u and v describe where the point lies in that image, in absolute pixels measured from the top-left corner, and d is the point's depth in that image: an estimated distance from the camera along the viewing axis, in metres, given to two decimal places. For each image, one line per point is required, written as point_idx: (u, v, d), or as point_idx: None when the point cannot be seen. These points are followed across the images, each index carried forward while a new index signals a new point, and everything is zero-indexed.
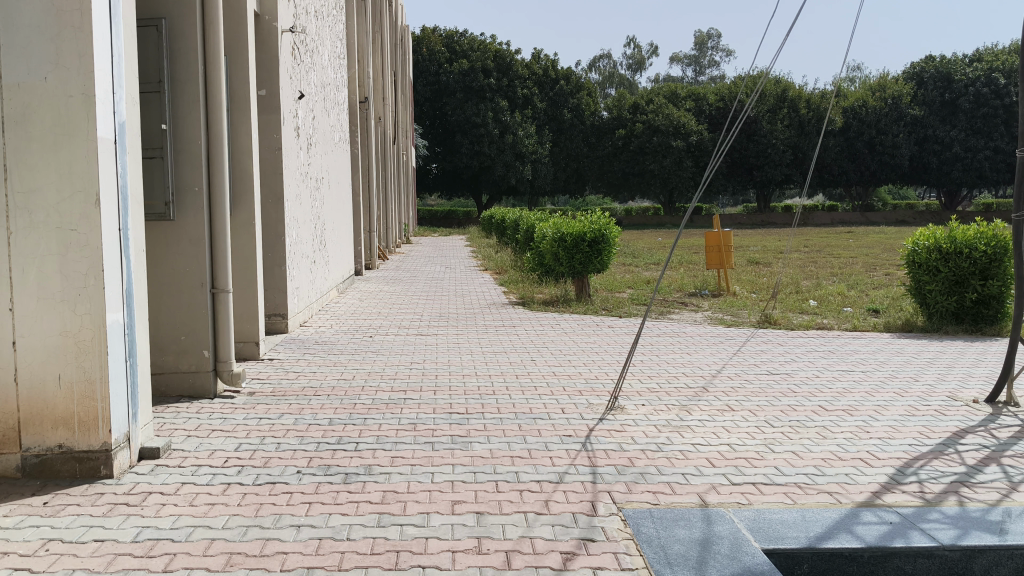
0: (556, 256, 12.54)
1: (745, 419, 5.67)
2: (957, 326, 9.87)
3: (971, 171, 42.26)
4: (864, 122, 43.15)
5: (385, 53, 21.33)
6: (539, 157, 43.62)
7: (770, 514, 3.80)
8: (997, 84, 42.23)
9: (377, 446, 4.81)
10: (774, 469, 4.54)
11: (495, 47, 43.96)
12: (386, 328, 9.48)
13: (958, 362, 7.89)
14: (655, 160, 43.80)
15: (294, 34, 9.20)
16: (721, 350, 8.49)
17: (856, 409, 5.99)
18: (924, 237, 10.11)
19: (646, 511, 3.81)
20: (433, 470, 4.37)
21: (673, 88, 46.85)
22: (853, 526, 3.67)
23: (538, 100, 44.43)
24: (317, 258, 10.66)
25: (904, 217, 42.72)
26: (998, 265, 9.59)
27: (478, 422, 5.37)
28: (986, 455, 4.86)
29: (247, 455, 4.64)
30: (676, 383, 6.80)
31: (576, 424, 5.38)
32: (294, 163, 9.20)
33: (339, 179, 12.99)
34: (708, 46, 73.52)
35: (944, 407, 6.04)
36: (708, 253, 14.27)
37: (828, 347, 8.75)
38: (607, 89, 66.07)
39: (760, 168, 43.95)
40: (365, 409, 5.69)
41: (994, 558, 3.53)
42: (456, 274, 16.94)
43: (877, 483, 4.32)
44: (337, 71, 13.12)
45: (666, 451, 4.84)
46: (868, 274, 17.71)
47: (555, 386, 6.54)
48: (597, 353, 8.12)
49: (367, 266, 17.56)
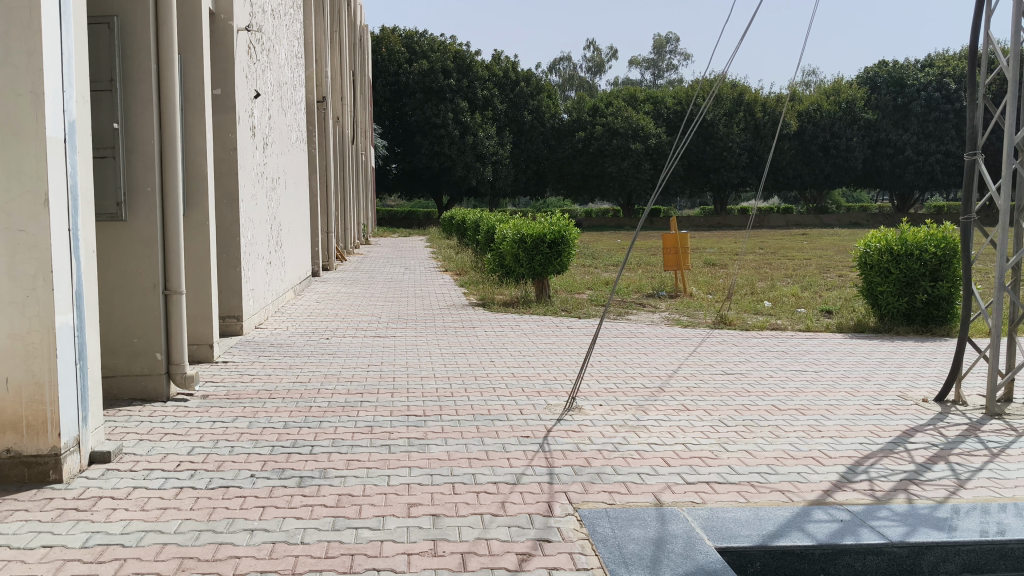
0: (514, 257, 12.51)
1: (700, 418, 5.71)
2: (908, 326, 10.08)
3: (923, 174, 43.05)
4: (819, 126, 43.82)
5: (343, 53, 21.20)
6: (499, 158, 43.58)
7: (724, 513, 3.83)
8: (948, 89, 43.11)
9: (333, 449, 4.77)
10: (728, 468, 4.58)
11: (454, 47, 43.79)
12: (343, 330, 9.41)
13: (907, 362, 8.03)
14: (614, 162, 44.19)
15: (250, 33, 9.08)
16: (677, 350, 8.57)
17: (809, 409, 6.05)
18: (876, 239, 10.28)
19: (601, 511, 3.82)
20: (390, 473, 4.35)
21: (632, 91, 47.40)
22: (804, 524, 3.71)
23: (498, 102, 44.38)
24: (273, 259, 10.57)
25: (857, 219, 43.54)
26: (947, 266, 9.79)
27: (434, 424, 5.36)
28: (935, 453, 4.95)
29: (200, 459, 4.58)
30: (633, 383, 6.84)
31: (534, 425, 5.40)
32: (250, 163, 9.10)
33: (295, 179, 12.88)
34: (666, 49, 73.98)
35: (895, 407, 6.13)
36: (664, 255, 14.33)
37: (782, 347, 8.87)
38: (568, 91, 66.40)
39: (716, 171, 44.32)
40: (321, 412, 5.64)
41: (941, 554, 3.61)
42: (416, 275, 17.00)
43: (828, 481, 4.37)
44: (294, 70, 13.00)
45: (622, 451, 4.87)
46: (821, 276, 18.03)
47: (512, 387, 6.53)
48: (555, 353, 8.15)
49: (325, 267, 17.44)
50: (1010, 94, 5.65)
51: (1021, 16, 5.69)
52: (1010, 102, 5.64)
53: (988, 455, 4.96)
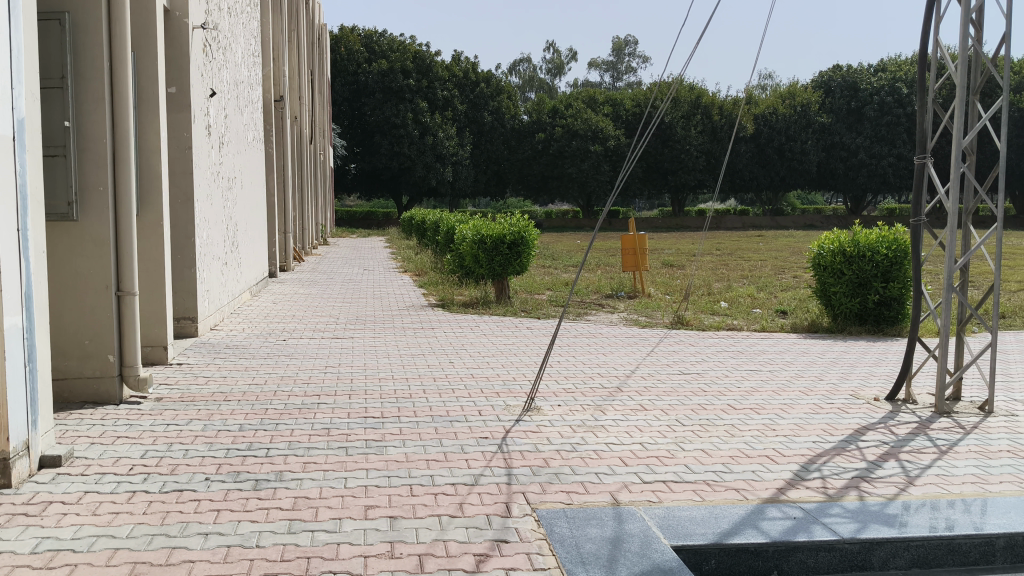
0: (474, 257, 12.50)
1: (656, 418, 5.76)
2: (860, 326, 10.25)
3: (875, 176, 43.80)
4: (774, 129, 44.36)
5: (300, 50, 21.01)
6: (460, 159, 43.49)
7: (680, 511, 3.87)
8: (900, 93, 43.90)
9: (289, 451, 4.74)
10: (684, 467, 4.62)
11: (414, 47, 43.61)
12: (301, 331, 9.34)
13: (858, 362, 8.18)
14: (574, 163, 44.39)
15: (206, 30, 8.96)
16: (635, 350, 8.64)
17: (764, 408, 6.13)
18: (829, 241, 10.46)
19: (559, 511, 3.83)
20: (346, 475, 4.32)
21: (592, 92, 47.65)
22: (759, 522, 3.77)
23: (458, 102, 44.29)
24: (229, 260, 10.45)
25: (812, 221, 44.19)
26: (898, 268, 10.00)
27: (392, 425, 5.35)
28: (885, 451, 5.05)
29: (153, 462, 4.51)
30: (591, 383, 6.89)
31: (492, 426, 5.40)
32: (205, 162, 8.99)
33: (252, 179, 12.74)
34: (625, 51, 74.35)
35: (847, 406, 6.24)
36: (623, 256, 14.41)
37: (737, 347, 8.98)
38: (528, 93, 66.62)
39: (674, 173, 44.68)
40: (277, 414, 5.59)
41: (891, 550, 3.68)
42: (375, 276, 16.91)
43: (781, 479, 4.44)
44: (251, 69, 12.86)
45: (580, 451, 4.89)
46: (776, 276, 18.20)
47: (470, 388, 6.52)
48: (513, 354, 8.18)
49: (282, 268, 17.27)
50: (957, 99, 5.76)
51: (968, 22, 5.82)
52: (958, 107, 5.74)
53: (937, 452, 5.07)
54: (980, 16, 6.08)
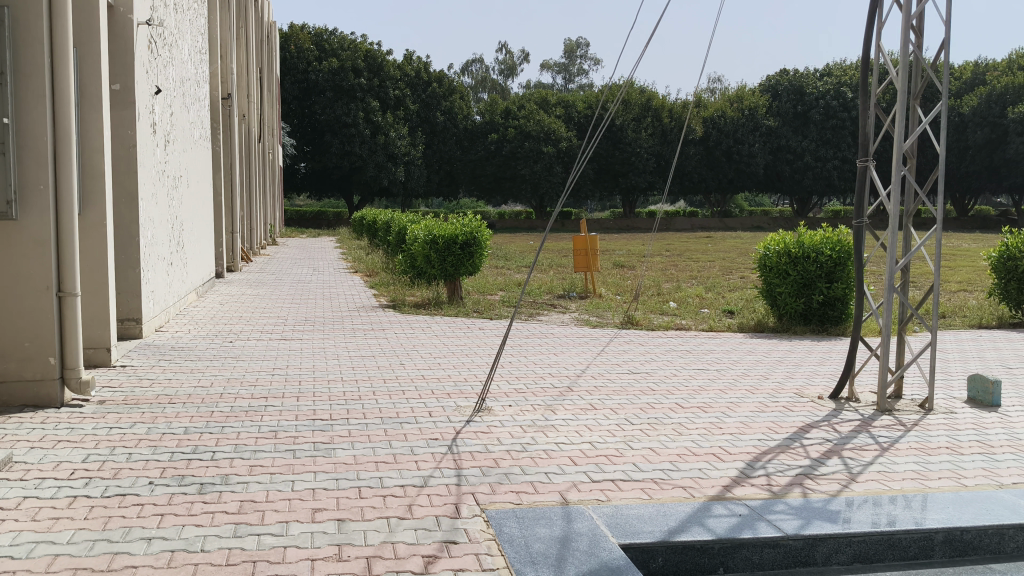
0: (426, 257, 12.44)
1: (606, 417, 5.80)
2: (805, 326, 10.42)
3: (820, 179, 44.66)
4: (722, 132, 44.90)
5: (248, 48, 20.71)
6: (412, 158, 43.25)
7: (628, 509, 3.90)
8: (845, 98, 44.80)
9: (235, 455, 4.67)
10: (631, 466, 4.65)
11: (365, 46, 43.28)
12: (249, 333, 9.22)
13: (802, 360, 8.32)
14: (527, 164, 44.58)
15: (151, 27, 8.80)
16: (586, 350, 8.68)
17: (711, 407, 6.21)
18: (774, 242, 10.62)
19: (508, 511, 3.84)
20: (293, 478, 4.27)
21: (543, 94, 47.77)
22: (705, 519, 3.81)
23: (410, 102, 44.07)
24: (174, 260, 10.25)
25: (759, 223, 44.87)
26: (842, 269, 10.21)
27: (341, 427, 5.30)
28: (828, 448, 5.14)
29: (95, 466, 4.42)
30: (542, 383, 6.91)
31: (442, 427, 5.38)
32: (150, 161, 8.83)
33: (198, 177, 12.53)
34: (577, 54, 74.68)
35: (792, 404, 6.35)
36: (574, 257, 14.49)
37: (685, 347, 9.06)
38: (480, 94, 66.57)
39: (625, 175, 45.00)
40: (223, 417, 5.51)
41: (834, 545, 3.75)
42: (325, 277, 16.72)
43: (728, 477, 4.50)
44: (197, 66, 12.65)
45: (530, 451, 4.90)
46: (724, 277, 18.43)
47: (420, 389, 6.51)
48: (464, 355, 8.15)
49: (229, 268, 17.02)
50: (899, 104, 5.88)
51: (909, 28, 5.95)
52: (899, 111, 5.87)
53: (878, 449, 5.18)
54: (921, 22, 6.23)
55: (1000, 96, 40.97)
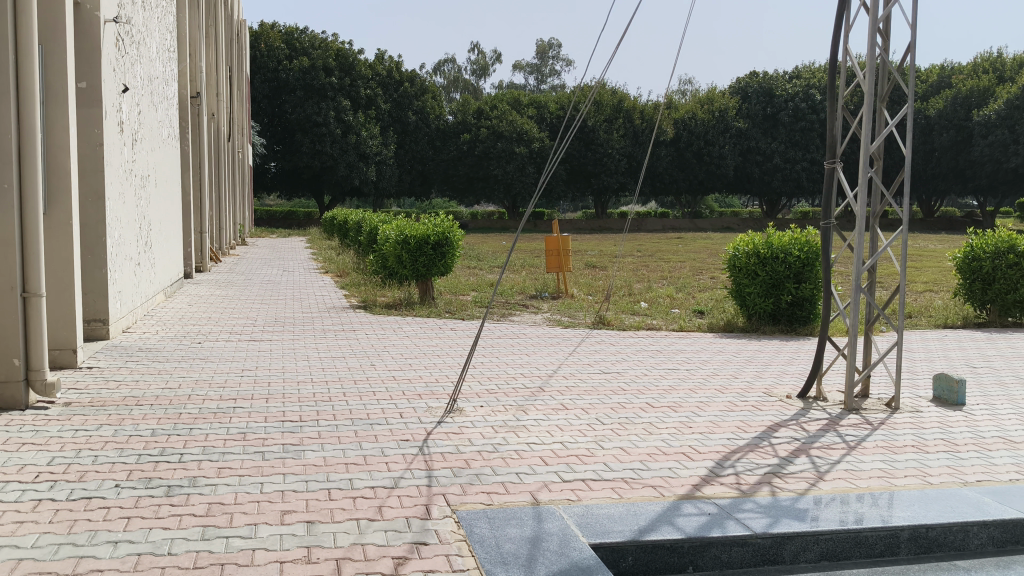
0: (397, 257, 12.40)
1: (578, 417, 5.82)
2: (774, 325, 10.52)
3: (790, 181, 45.09)
4: (693, 133, 45.19)
5: (218, 46, 20.50)
6: (383, 158, 43.08)
7: (599, 509, 3.91)
8: (814, 100, 45.29)
9: (204, 457, 4.63)
10: (602, 466, 4.67)
11: (336, 45, 43.07)
12: (217, 334, 9.13)
13: (772, 360, 8.39)
14: (499, 164, 44.59)
15: (118, 24, 8.70)
16: (558, 350, 8.70)
17: (681, 406, 6.24)
18: (744, 243, 10.70)
19: (479, 511, 3.84)
20: (262, 480, 4.24)
21: (515, 94, 47.79)
22: (674, 518, 3.84)
23: (381, 101, 43.90)
24: (141, 261, 10.13)
25: (729, 224, 45.20)
26: (810, 269, 10.31)
27: (311, 429, 5.28)
28: (796, 447, 5.19)
29: (61, 469, 4.36)
30: (513, 384, 6.91)
31: (413, 428, 5.37)
32: (117, 160, 8.73)
33: (166, 176, 12.40)
34: (549, 54, 74.79)
35: (761, 403, 6.40)
36: (546, 257, 14.50)
37: (656, 347, 9.11)
38: (452, 93, 66.51)
39: (597, 176, 45.14)
40: (191, 419, 5.46)
41: (801, 543, 3.79)
42: (295, 278, 16.60)
43: (697, 476, 4.53)
44: (166, 64, 12.53)
45: (501, 452, 4.91)
46: (694, 278, 18.54)
47: (391, 390, 6.48)
48: (436, 355, 8.13)
49: (198, 269, 16.86)
50: (865, 106, 5.95)
51: (875, 31, 6.03)
52: (866, 114, 5.94)
53: (845, 448, 5.23)
54: (888, 26, 6.31)
55: (966, 99, 41.66)
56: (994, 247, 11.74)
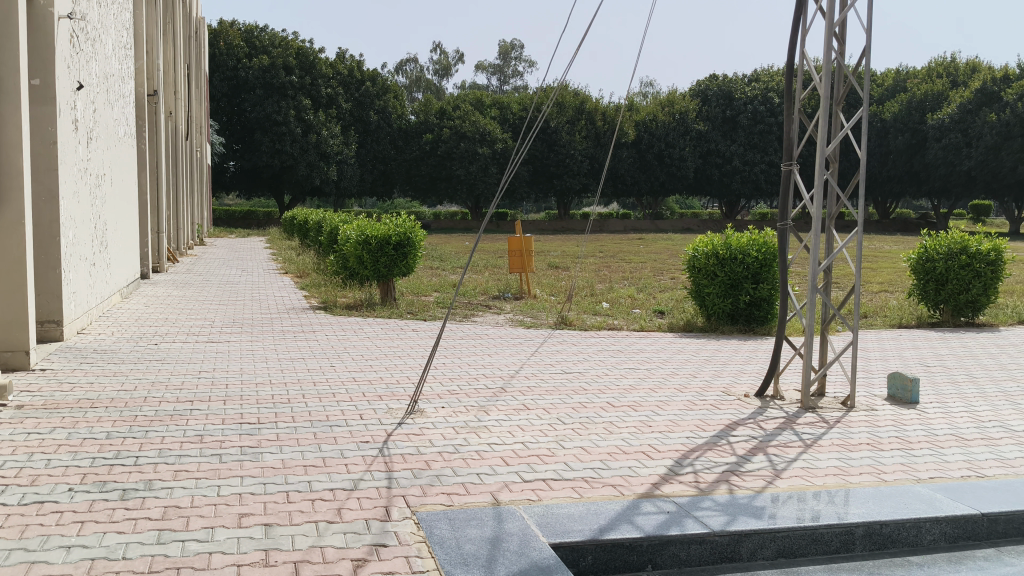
0: (358, 258, 12.35)
1: (539, 417, 5.83)
2: (732, 325, 10.63)
3: (748, 183, 45.62)
4: (654, 136, 45.55)
5: (176, 44, 20.24)
6: (344, 158, 42.80)
7: (559, 509, 3.93)
8: (772, 103, 45.84)
9: (160, 460, 4.57)
10: (563, 466, 4.68)
11: (297, 43, 42.74)
12: (174, 335, 9.00)
13: (730, 360, 8.47)
14: (462, 165, 44.53)
15: (73, 21, 8.55)
16: (520, 351, 8.70)
17: (641, 405, 6.28)
18: (703, 244, 10.80)
19: (439, 512, 3.83)
20: (220, 483, 4.20)
21: (478, 95, 47.76)
22: (633, 517, 3.86)
23: (343, 100, 43.62)
24: (97, 261, 9.97)
25: (689, 225, 45.59)
26: (767, 270, 10.43)
27: (269, 431, 5.23)
28: (754, 445, 5.25)
29: (12, 473, 4.28)
30: (475, 384, 6.91)
31: (373, 430, 5.34)
32: (71, 158, 8.58)
33: (122, 175, 12.21)
34: (512, 55, 74.84)
35: (719, 402, 6.47)
36: (509, 257, 14.51)
37: (616, 347, 9.16)
38: (415, 93, 66.34)
39: (559, 177, 45.26)
40: (146, 421, 5.39)
41: (758, 541, 3.83)
42: (254, 278, 16.44)
43: (656, 474, 4.57)
44: (122, 61, 12.34)
45: (462, 452, 4.91)
46: (655, 278, 18.69)
47: (351, 392, 6.45)
48: (397, 357, 8.10)
49: (155, 270, 16.63)
50: (821, 109, 6.03)
51: (831, 35, 6.11)
52: (822, 116, 6.02)
53: (801, 446, 5.30)
54: (844, 30, 6.41)
55: (920, 102, 42.44)
56: (946, 249, 12.03)
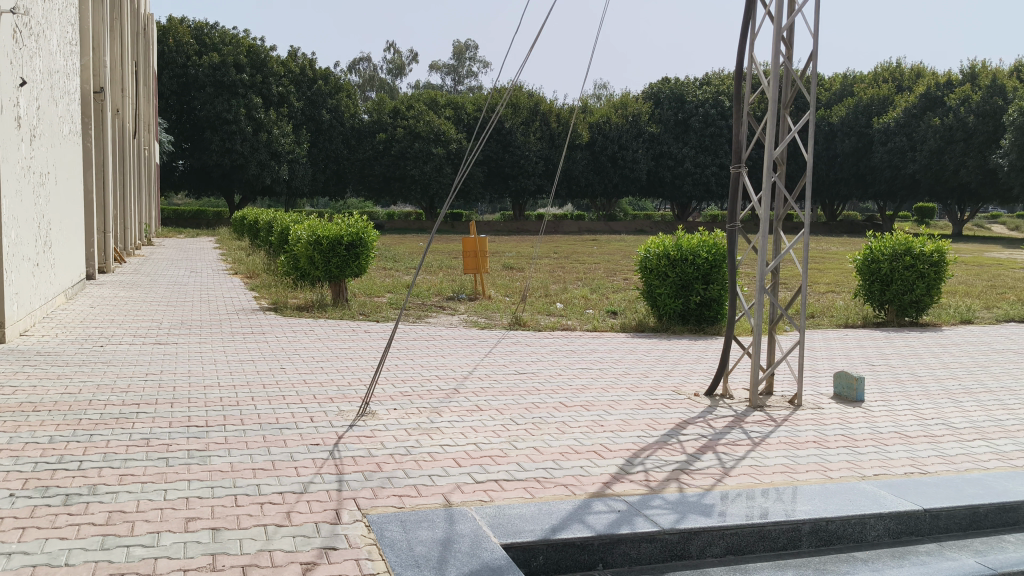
0: (310, 258, 12.25)
1: (491, 418, 5.83)
2: (683, 325, 10.75)
3: (699, 185, 46.18)
4: (607, 138, 45.84)
5: (123, 40, 19.89)
6: (296, 157, 42.42)
7: (510, 509, 3.93)
8: (723, 106, 46.38)
9: (104, 464, 4.48)
10: (515, 466, 4.70)
11: (247, 41, 42.21)
12: (120, 337, 8.83)
13: (681, 359, 8.56)
14: (416, 165, 44.33)
15: (16, 16, 8.38)
16: (473, 352, 8.68)
17: (593, 405, 6.32)
18: (654, 245, 10.91)
19: (390, 515, 3.81)
20: (166, 487, 4.13)
21: (432, 94, 47.66)
22: (585, 516, 3.89)
23: (294, 99, 43.23)
24: (40, 262, 9.75)
25: (642, 227, 45.95)
26: (717, 271, 10.57)
27: (217, 434, 5.17)
28: (703, 444, 5.32)
29: None
30: (427, 385, 6.90)
31: (324, 433, 5.29)
32: (14, 156, 8.40)
33: (67, 174, 11.97)
34: (466, 55, 74.68)
35: (670, 401, 6.54)
36: (463, 258, 14.48)
37: (569, 347, 9.20)
38: (368, 93, 65.99)
39: (514, 178, 45.35)
40: (91, 425, 5.29)
41: (707, 539, 3.87)
42: (203, 279, 16.21)
43: (608, 474, 4.60)
44: (67, 58, 12.10)
45: (414, 454, 4.89)
46: (608, 279, 18.84)
47: (301, 394, 6.39)
48: (349, 358, 8.04)
49: (101, 270, 16.31)
50: (769, 112, 6.13)
51: (779, 40, 6.21)
52: (770, 119, 6.11)
53: (750, 444, 5.38)
54: (791, 35, 6.52)
55: (867, 107, 43.21)
56: (891, 250, 12.31)
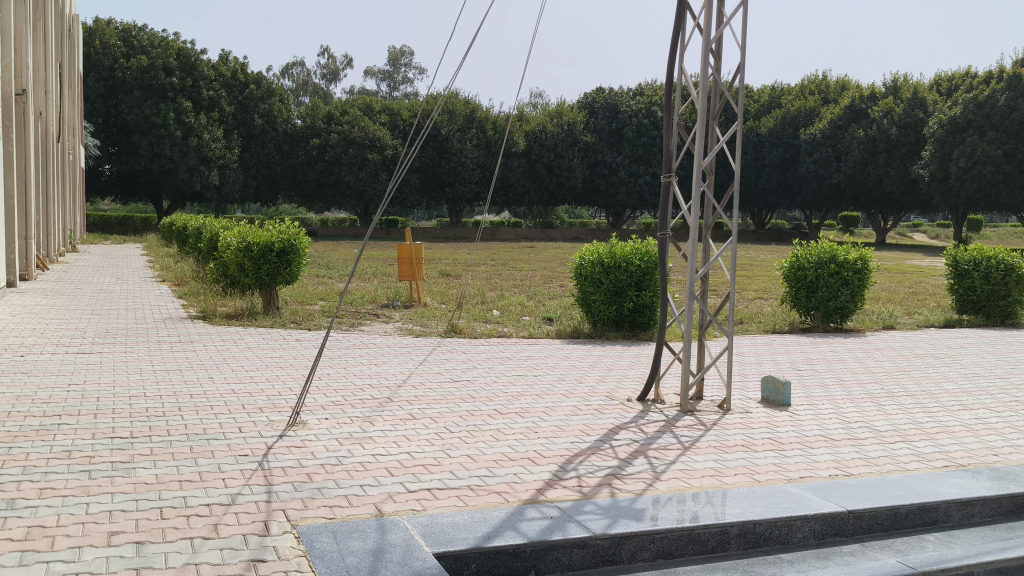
0: (239, 265, 12.05)
1: (425, 426, 5.81)
2: (617, 331, 10.88)
3: (633, 194, 46.64)
4: (543, 146, 45.99)
5: (48, 41, 19.33)
6: (226, 162, 41.69)
7: (442, 518, 3.92)
8: (656, 117, 47.01)
9: (24, 478, 4.34)
10: (448, 474, 4.69)
11: (177, 44, 41.41)
12: (41, 346, 8.56)
13: (614, 365, 8.65)
14: (350, 171, 43.92)
15: None
16: (408, 360, 8.64)
17: (526, 412, 6.35)
18: (589, 252, 11.02)
19: (320, 526, 3.77)
20: (88, 501, 4.02)
21: (368, 100, 47.46)
22: (517, 523, 3.90)
23: (225, 103, 42.58)
24: None
25: (577, 234, 46.25)
26: (650, 277, 10.71)
27: (143, 445, 5.05)
28: (634, 449, 5.38)
29: None
30: (360, 394, 6.84)
31: (253, 443, 5.21)
32: None
33: None
34: (401, 61, 74.30)
35: (603, 407, 6.60)
36: (399, 265, 14.38)
37: (503, 354, 9.22)
38: (301, 98, 65.25)
39: (451, 185, 45.30)
40: (10, 437, 5.11)
41: (638, 543, 3.93)
42: (130, 286, 15.82)
43: (541, 480, 4.62)
44: None
45: (346, 464, 4.84)
46: (544, 286, 18.95)
47: (231, 404, 6.28)
48: (279, 367, 7.93)
49: (23, 277, 15.81)
50: (699, 122, 6.23)
51: (708, 52, 6.32)
52: (699, 128, 6.22)
53: (680, 448, 5.47)
54: (720, 47, 6.65)
55: (794, 118, 44.47)
56: (817, 257, 12.57)
